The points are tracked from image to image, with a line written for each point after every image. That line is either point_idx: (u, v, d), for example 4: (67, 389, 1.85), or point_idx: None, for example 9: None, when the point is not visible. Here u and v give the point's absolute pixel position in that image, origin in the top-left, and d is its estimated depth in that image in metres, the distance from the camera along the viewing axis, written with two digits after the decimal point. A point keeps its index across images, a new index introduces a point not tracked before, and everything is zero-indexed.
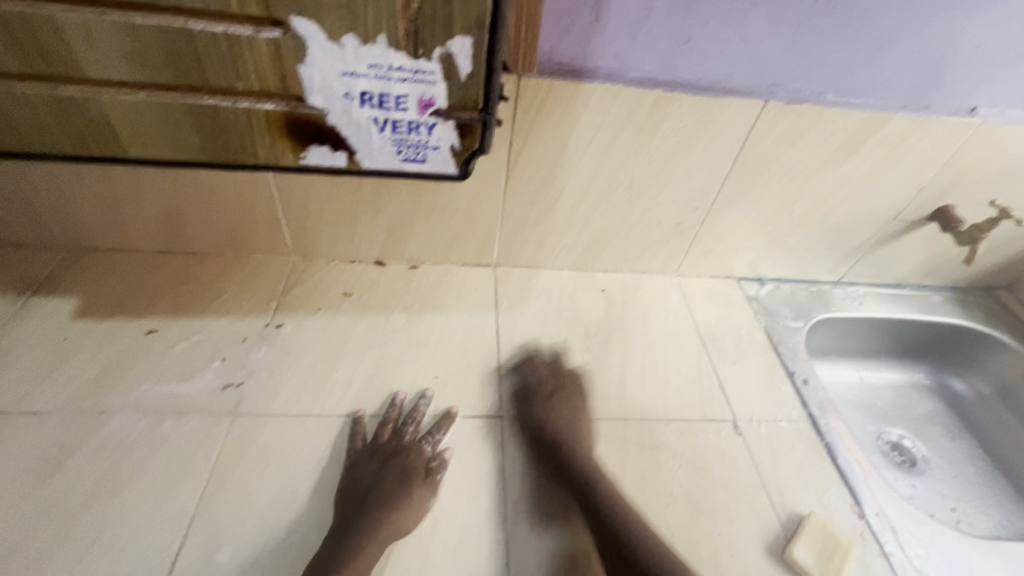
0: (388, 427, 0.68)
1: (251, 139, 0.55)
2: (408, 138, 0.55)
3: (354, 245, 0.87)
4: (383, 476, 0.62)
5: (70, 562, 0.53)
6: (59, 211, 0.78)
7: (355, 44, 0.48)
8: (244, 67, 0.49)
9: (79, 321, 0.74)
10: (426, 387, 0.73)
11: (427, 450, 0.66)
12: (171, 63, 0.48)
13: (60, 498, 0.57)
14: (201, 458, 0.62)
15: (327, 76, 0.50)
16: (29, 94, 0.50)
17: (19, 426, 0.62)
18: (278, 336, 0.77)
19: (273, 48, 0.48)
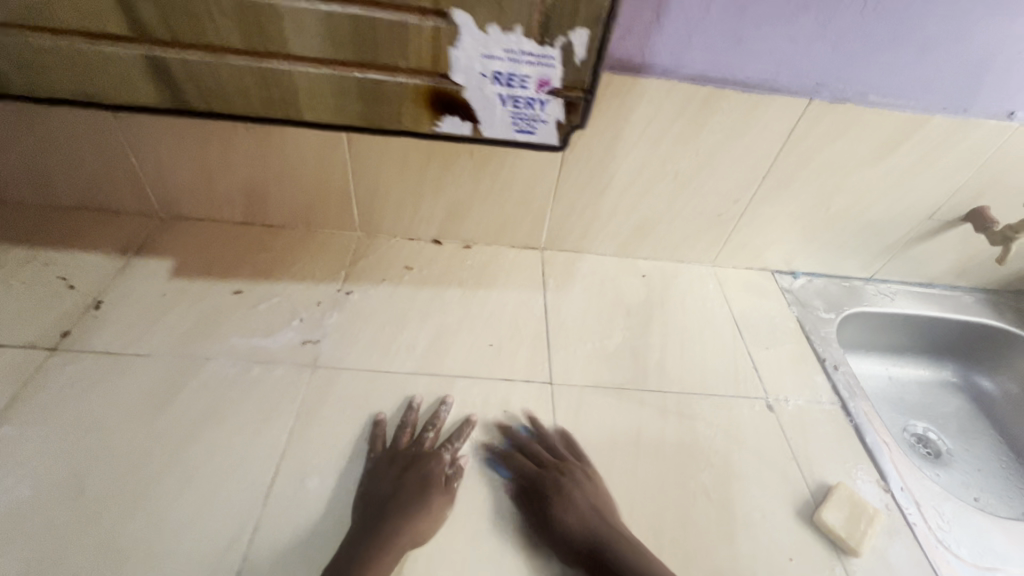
0: (407, 432, 0.68)
1: (400, 112, 0.60)
2: (526, 113, 0.61)
3: (415, 224, 0.94)
4: (403, 483, 0.63)
5: (183, 480, 0.61)
6: (159, 181, 0.87)
7: (498, 33, 0.53)
8: (407, 49, 0.54)
9: (175, 280, 0.83)
10: (446, 394, 0.74)
11: (446, 458, 0.66)
12: (352, 43, 0.53)
13: (168, 427, 0.65)
14: (288, 401, 0.70)
15: (469, 58, 0.55)
16: (234, 66, 0.55)
17: (131, 365, 0.70)
18: (347, 302, 0.84)
19: (434, 34, 0.53)
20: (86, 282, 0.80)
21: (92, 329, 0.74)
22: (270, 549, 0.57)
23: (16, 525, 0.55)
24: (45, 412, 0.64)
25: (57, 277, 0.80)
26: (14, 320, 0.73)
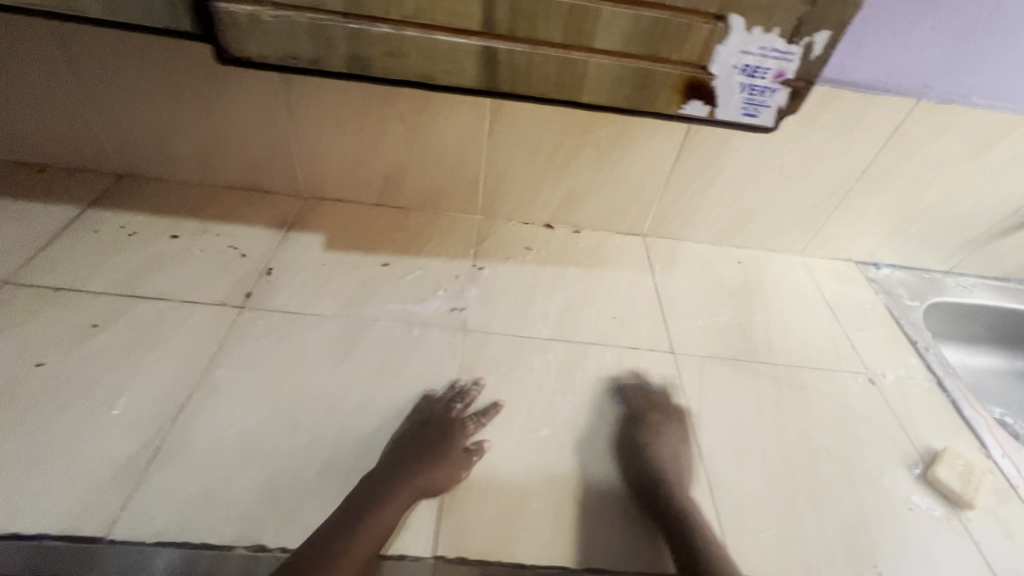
0: (441, 402, 0.72)
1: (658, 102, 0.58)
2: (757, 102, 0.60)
3: (533, 209, 1.03)
4: (425, 441, 0.66)
5: (376, 419, 0.70)
6: (311, 164, 0.97)
7: (763, 36, 0.53)
8: (683, 45, 0.53)
9: (330, 252, 0.92)
10: (480, 375, 0.77)
11: (470, 428, 0.69)
12: (637, 40, 0.53)
13: (353, 374, 0.74)
14: (450, 359, 0.78)
15: (730, 53, 0.54)
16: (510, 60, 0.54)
17: (310, 323, 0.80)
18: (481, 276, 0.92)
19: (709, 36, 0.53)
20: (255, 252, 0.89)
21: (269, 291, 0.83)
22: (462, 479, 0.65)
23: (248, 450, 0.64)
24: (249, 359, 0.73)
25: (229, 246, 0.90)
26: (202, 281, 0.83)
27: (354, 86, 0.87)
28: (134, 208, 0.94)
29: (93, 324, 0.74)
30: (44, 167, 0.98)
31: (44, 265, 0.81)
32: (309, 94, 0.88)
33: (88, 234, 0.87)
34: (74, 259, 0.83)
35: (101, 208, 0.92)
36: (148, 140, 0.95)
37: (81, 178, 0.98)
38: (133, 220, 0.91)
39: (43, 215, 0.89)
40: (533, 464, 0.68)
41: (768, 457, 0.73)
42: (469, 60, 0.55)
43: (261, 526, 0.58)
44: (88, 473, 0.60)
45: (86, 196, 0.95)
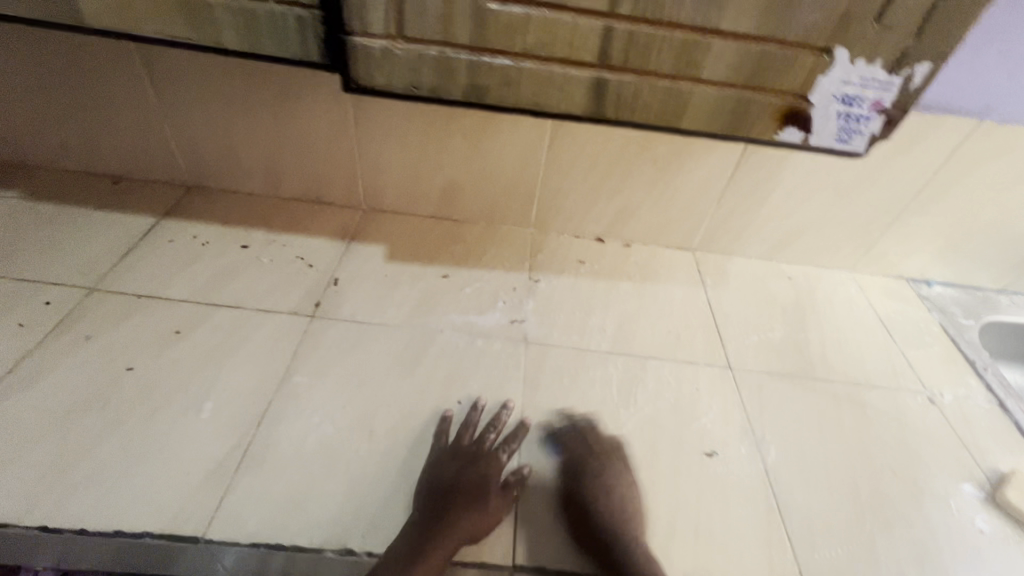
0: (470, 431, 0.70)
1: (754, 127, 0.59)
2: (853, 129, 0.60)
3: (585, 223, 1.05)
4: (463, 480, 0.65)
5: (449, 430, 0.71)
6: (372, 177, 1.00)
7: (865, 67, 0.54)
8: (786, 74, 0.54)
9: (391, 263, 0.95)
10: (508, 399, 0.76)
11: (504, 460, 0.68)
12: (743, 69, 0.54)
13: (424, 383, 0.76)
14: (514, 370, 0.80)
15: (831, 83, 0.55)
16: (616, 86, 0.56)
17: (378, 333, 0.82)
18: (538, 289, 0.94)
19: (813, 69, 0.54)
20: (321, 262, 0.93)
21: (337, 301, 0.86)
22: (535, 490, 0.67)
23: (331, 455, 0.66)
24: (323, 367, 0.76)
25: (296, 256, 0.93)
26: (273, 290, 0.86)
27: (421, 104, 0.90)
28: (205, 218, 0.98)
29: (176, 330, 0.77)
30: (120, 178, 1.03)
31: (126, 272, 0.85)
32: (377, 111, 0.91)
33: (166, 243, 0.91)
34: (154, 267, 0.87)
35: (174, 218, 0.96)
36: (220, 153, 0.99)
37: (154, 188, 1.02)
38: (205, 230, 0.95)
39: (122, 224, 0.93)
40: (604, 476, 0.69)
41: (832, 474, 0.74)
42: (582, 88, 0.56)
43: (348, 531, 0.60)
44: (184, 474, 0.63)
45: (160, 206, 0.99)
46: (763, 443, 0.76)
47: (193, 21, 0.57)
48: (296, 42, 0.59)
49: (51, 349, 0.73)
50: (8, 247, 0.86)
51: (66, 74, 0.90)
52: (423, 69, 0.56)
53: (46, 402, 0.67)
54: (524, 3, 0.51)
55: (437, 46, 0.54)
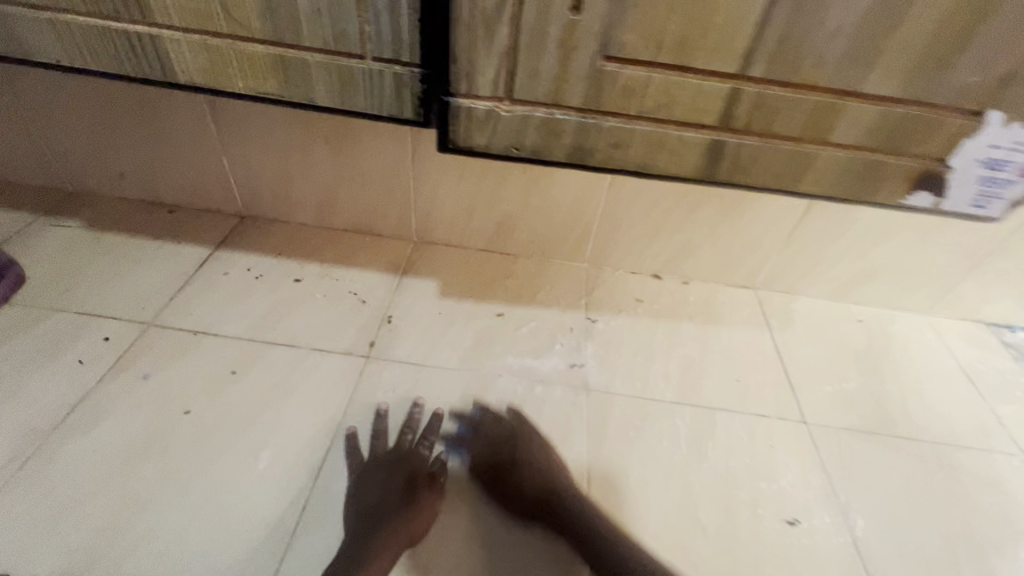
0: (381, 439, 0.70)
1: (882, 185, 0.57)
2: (997, 193, 0.56)
3: (642, 259, 1.01)
4: (389, 487, 0.65)
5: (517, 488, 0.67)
6: (425, 210, 0.98)
7: (1021, 130, 0.51)
8: (926, 135, 0.53)
9: (444, 299, 0.92)
10: (574, 455, 0.71)
11: (427, 455, 0.69)
12: (877, 129, 0.52)
13: (421, 403, 0.75)
14: (576, 420, 0.76)
15: (978, 144, 0.53)
16: (739, 145, 0.55)
17: (434, 376, 0.79)
18: (596, 330, 0.90)
19: (957, 130, 0.52)
20: (374, 298, 0.91)
21: (392, 340, 0.84)
22: None
23: None
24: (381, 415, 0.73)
25: (349, 291, 0.91)
26: (327, 328, 0.84)
27: None
28: (259, 249, 0.97)
29: (232, 371, 0.76)
30: (174, 208, 1.03)
31: (182, 306, 0.84)
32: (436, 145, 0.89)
33: (220, 275, 0.90)
34: (209, 301, 0.86)
35: (228, 250, 0.96)
36: (274, 185, 0.98)
37: (208, 219, 1.02)
38: (258, 262, 0.94)
39: (177, 255, 0.93)
40: (681, 547, 0.64)
41: (929, 551, 0.68)
42: (693, 148, 0.55)
43: None
44: (244, 532, 0.60)
45: (214, 236, 0.98)
46: (850, 512, 0.70)
47: (291, 82, 0.57)
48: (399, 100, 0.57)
49: (110, 389, 0.72)
50: (68, 278, 0.86)
51: (132, 108, 0.91)
52: (530, 130, 0.55)
53: (107, 445, 0.66)
54: (647, 66, 0.50)
55: (546, 108, 0.54)
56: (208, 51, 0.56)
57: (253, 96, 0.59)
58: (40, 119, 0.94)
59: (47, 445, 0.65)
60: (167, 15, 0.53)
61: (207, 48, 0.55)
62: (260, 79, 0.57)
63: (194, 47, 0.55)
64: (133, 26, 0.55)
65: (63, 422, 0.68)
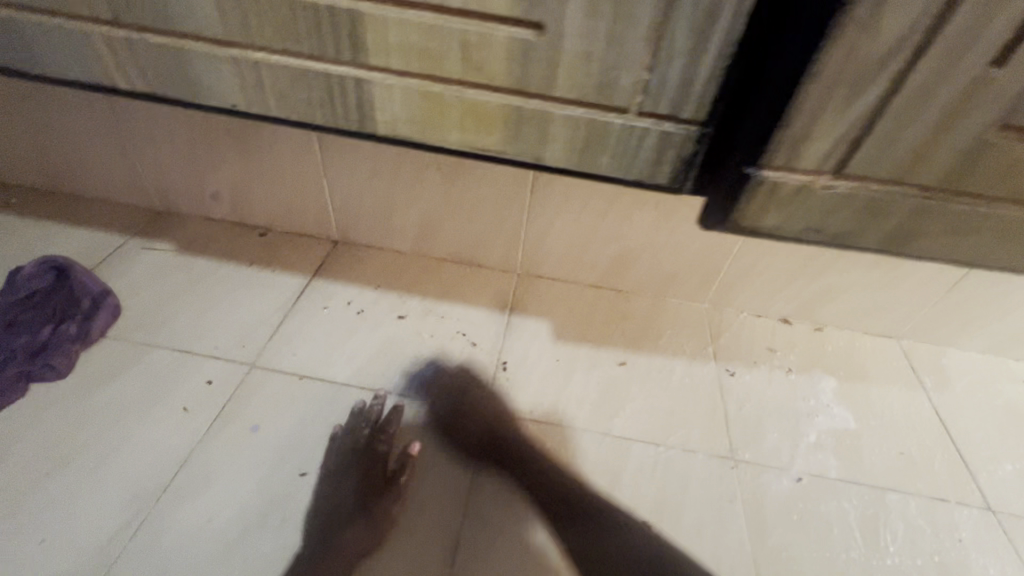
0: (345, 433, 0.67)
1: None
2: None
3: (773, 302, 0.91)
4: (342, 488, 0.63)
5: None
6: (536, 243, 0.89)
7: None
8: None
9: (560, 344, 0.84)
10: (736, 546, 0.62)
11: (387, 453, 0.66)
12: None
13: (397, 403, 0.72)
14: (729, 500, 0.67)
15: None
16: None
17: (564, 437, 0.71)
18: (732, 385, 0.80)
19: None
20: (483, 340, 0.82)
21: (510, 392, 0.76)
22: None
23: None
24: (510, 495, 0.65)
25: (455, 331, 0.83)
26: (439, 375, 0.77)
27: None
28: (357, 280, 0.90)
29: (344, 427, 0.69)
30: (264, 230, 0.97)
31: (284, 345, 0.78)
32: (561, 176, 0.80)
33: (320, 309, 0.84)
34: (312, 339, 0.80)
35: (325, 279, 0.89)
36: (375, 212, 0.91)
37: (300, 243, 0.96)
38: (357, 295, 0.87)
39: (273, 286, 0.87)
40: None
41: None
42: (905, 208, 0.53)
43: None
44: None
45: (308, 264, 0.92)
46: None
47: (512, 131, 0.55)
48: (625, 151, 0.55)
49: (220, 443, 0.66)
50: (165, 310, 0.81)
51: (233, 127, 0.84)
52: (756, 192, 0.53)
53: (224, 514, 0.60)
54: None
55: (775, 170, 0.52)
56: (423, 98, 0.53)
57: (460, 146, 0.57)
58: (135, 137, 0.89)
59: (161, 511, 0.60)
60: (388, 59, 0.51)
61: (422, 95, 0.53)
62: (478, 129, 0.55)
63: (408, 92, 0.53)
64: (340, 67, 0.53)
65: (173, 481, 0.62)
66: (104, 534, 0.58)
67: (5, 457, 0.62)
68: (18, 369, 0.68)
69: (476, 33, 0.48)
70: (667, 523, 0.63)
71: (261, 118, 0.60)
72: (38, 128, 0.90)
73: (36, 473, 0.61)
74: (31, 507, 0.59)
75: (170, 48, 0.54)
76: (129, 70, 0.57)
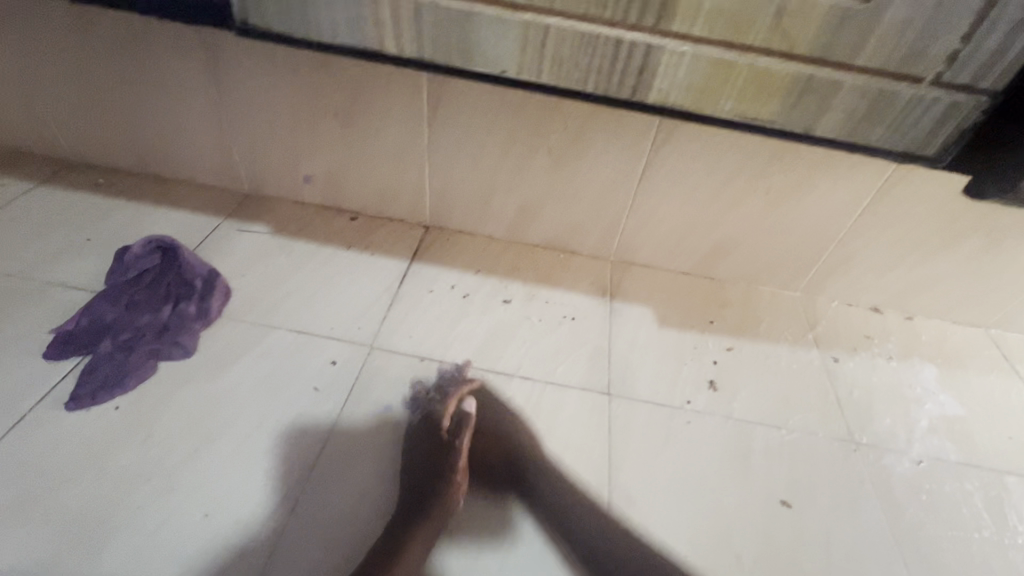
0: (417, 405, 0.69)
1: None
2: None
3: (866, 292, 0.92)
4: (415, 451, 0.63)
5: (826, 559, 0.60)
6: (636, 229, 0.90)
7: None
8: None
9: (665, 330, 0.84)
10: (875, 527, 0.64)
11: (443, 412, 0.66)
12: None
13: (466, 367, 0.74)
14: (858, 482, 0.68)
15: None
16: None
17: (688, 420, 0.72)
18: (838, 371, 0.82)
19: None
20: (592, 326, 0.83)
21: (627, 376, 0.76)
22: None
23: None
24: (650, 477, 0.65)
25: (563, 316, 0.84)
26: (555, 358, 0.77)
27: (728, 158, 0.79)
28: (457, 265, 0.90)
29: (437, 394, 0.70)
30: (355, 214, 0.96)
31: (398, 327, 0.78)
32: (675, 161, 0.81)
33: (426, 293, 0.84)
34: (425, 322, 0.80)
35: (424, 263, 0.89)
36: (474, 196, 0.91)
37: (393, 228, 0.95)
38: (461, 280, 0.87)
39: (375, 269, 0.87)
40: None
41: None
42: None
43: None
44: None
45: (405, 248, 0.92)
46: None
47: (789, 102, 0.55)
48: (897, 121, 0.55)
49: (356, 423, 0.66)
50: (274, 292, 0.80)
51: (342, 109, 0.84)
52: None
53: (370, 490, 0.61)
54: None
55: None
56: (712, 66, 0.53)
57: (729, 117, 0.57)
58: (234, 117, 0.87)
59: (314, 487, 0.60)
60: (691, 26, 0.51)
61: (713, 63, 0.53)
62: (757, 101, 0.55)
63: (698, 60, 0.53)
64: (632, 34, 0.52)
65: (318, 460, 0.62)
66: (263, 509, 0.58)
67: (148, 434, 0.62)
68: (148, 347, 0.68)
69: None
70: (805, 503, 0.65)
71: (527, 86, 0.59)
72: (132, 107, 0.89)
73: (183, 451, 0.61)
74: (183, 484, 0.59)
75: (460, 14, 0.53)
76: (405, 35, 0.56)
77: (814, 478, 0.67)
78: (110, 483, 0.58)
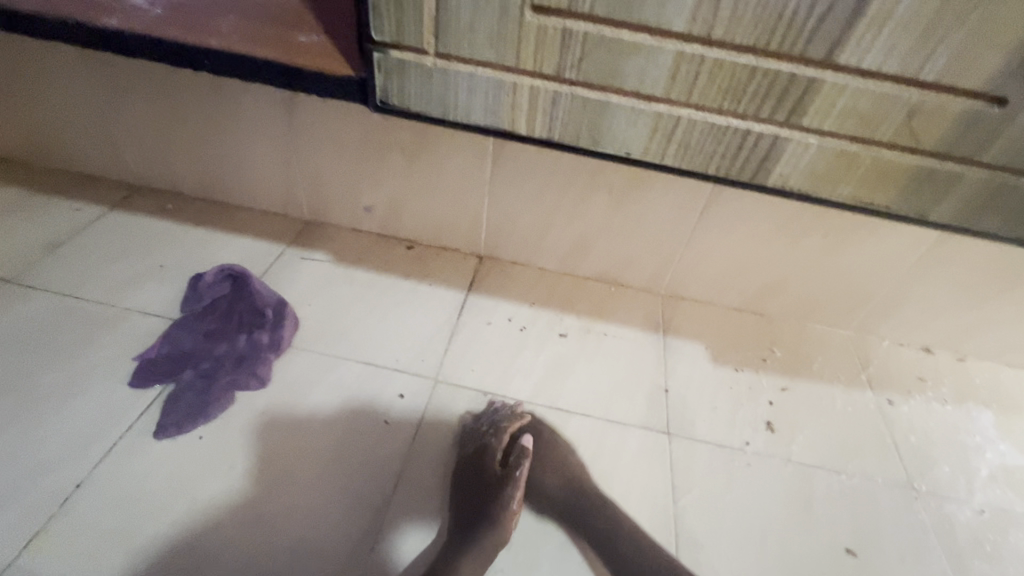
0: (469, 433, 0.71)
1: None
2: None
3: (917, 332, 0.92)
4: (470, 483, 0.65)
5: None
6: (690, 266, 0.91)
7: None
8: None
9: (719, 367, 0.85)
10: None
11: (495, 446, 0.68)
12: None
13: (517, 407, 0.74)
14: (921, 532, 0.68)
15: None
16: None
17: (748, 462, 0.73)
18: (894, 414, 0.82)
19: None
20: (647, 361, 0.84)
21: (685, 415, 0.77)
22: None
23: None
24: (715, 521, 0.67)
25: (619, 351, 0.85)
26: (613, 395, 0.79)
27: (788, 203, 0.81)
28: (512, 296, 0.92)
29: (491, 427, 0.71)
30: (411, 242, 0.99)
31: (460, 360, 0.80)
32: (735, 203, 0.82)
33: (484, 325, 0.86)
34: (487, 355, 0.81)
35: (481, 294, 0.91)
36: (529, 229, 0.93)
37: (447, 257, 0.98)
38: (518, 312, 0.89)
39: (433, 299, 0.89)
40: None
41: None
42: None
43: None
44: None
45: (460, 277, 0.94)
46: None
47: (911, 187, 0.58)
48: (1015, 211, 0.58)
49: (428, 458, 0.68)
50: (339, 322, 0.83)
51: (408, 146, 0.86)
52: None
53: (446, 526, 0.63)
54: None
55: None
56: (836, 156, 0.56)
57: (846, 200, 0.60)
58: (302, 150, 0.90)
59: (394, 522, 0.63)
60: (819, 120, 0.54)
61: (837, 153, 0.56)
62: (879, 187, 0.58)
63: (823, 151, 0.56)
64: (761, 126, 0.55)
65: (395, 494, 0.65)
66: (348, 544, 0.60)
67: (233, 464, 0.65)
68: (229, 378, 0.71)
69: (932, 100, 0.50)
70: (869, 553, 0.66)
71: (647, 164, 0.61)
72: (204, 138, 0.92)
73: (268, 483, 0.64)
74: (269, 514, 0.61)
75: (595, 101, 0.56)
76: (537, 114, 0.59)
77: (877, 526, 0.68)
78: (199, 513, 0.61)
